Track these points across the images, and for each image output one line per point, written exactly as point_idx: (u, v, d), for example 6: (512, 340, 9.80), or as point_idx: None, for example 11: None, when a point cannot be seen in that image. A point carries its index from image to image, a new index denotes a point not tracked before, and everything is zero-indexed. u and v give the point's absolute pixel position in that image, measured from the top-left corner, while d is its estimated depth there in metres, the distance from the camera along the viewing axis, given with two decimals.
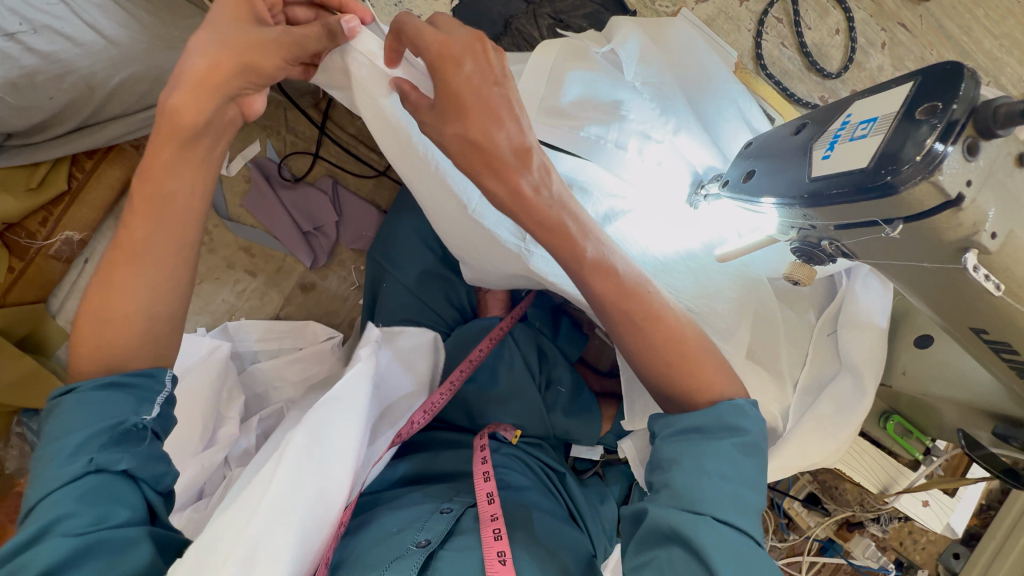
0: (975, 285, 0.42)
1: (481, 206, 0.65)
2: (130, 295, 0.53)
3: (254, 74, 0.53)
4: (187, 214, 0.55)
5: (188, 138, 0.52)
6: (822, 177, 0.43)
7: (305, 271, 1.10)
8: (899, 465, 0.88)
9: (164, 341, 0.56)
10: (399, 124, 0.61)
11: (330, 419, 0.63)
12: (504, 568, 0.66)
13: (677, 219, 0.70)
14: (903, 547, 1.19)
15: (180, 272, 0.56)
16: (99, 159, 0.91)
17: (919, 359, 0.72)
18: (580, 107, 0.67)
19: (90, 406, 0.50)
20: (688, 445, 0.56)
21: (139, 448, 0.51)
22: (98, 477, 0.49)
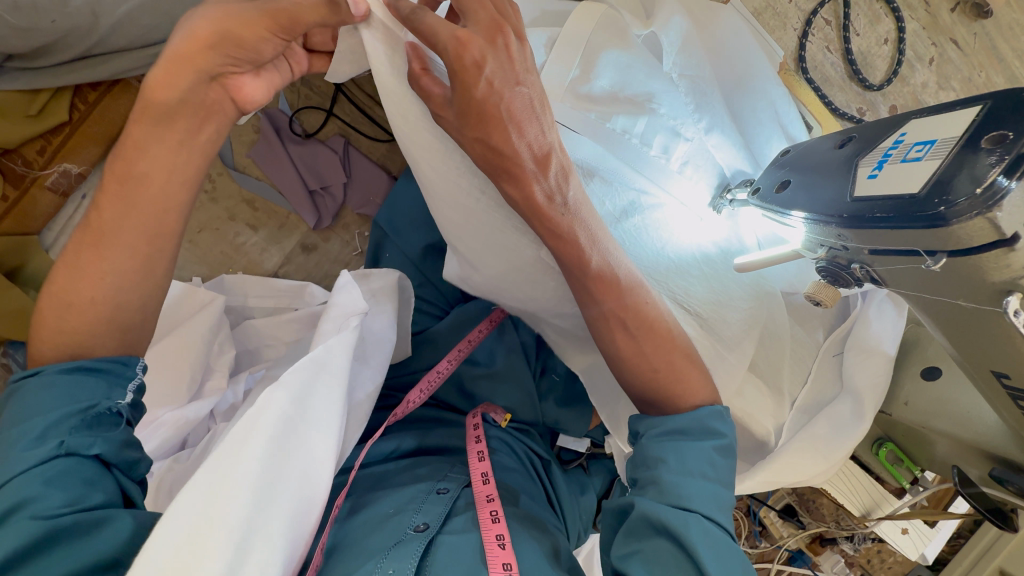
0: (1009, 331, 0.39)
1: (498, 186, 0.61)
2: (97, 282, 0.53)
3: (235, 48, 0.48)
4: (159, 201, 0.53)
5: (162, 116, 0.50)
6: (867, 199, 0.40)
7: (308, 231, 1.07)
8: (884, 490, 0.86)
9: (134, 327, 0.55)
10: None
11: (313, 389, 0.61)
12: (505, 553, 0.67)
13: (700, 220, 0.67)
14: (870, 565, 1.22)
15: (154, 262, 0.55)
16: (103, 92, 0.87)
17: (923, 391, 0.71)
18: (612, 94, 0.63)
19: (58, 391, 0.50)
20: (676, 443, 0.56)
21: (111, 433, 0.51)
22: (68, 460, 0.48)
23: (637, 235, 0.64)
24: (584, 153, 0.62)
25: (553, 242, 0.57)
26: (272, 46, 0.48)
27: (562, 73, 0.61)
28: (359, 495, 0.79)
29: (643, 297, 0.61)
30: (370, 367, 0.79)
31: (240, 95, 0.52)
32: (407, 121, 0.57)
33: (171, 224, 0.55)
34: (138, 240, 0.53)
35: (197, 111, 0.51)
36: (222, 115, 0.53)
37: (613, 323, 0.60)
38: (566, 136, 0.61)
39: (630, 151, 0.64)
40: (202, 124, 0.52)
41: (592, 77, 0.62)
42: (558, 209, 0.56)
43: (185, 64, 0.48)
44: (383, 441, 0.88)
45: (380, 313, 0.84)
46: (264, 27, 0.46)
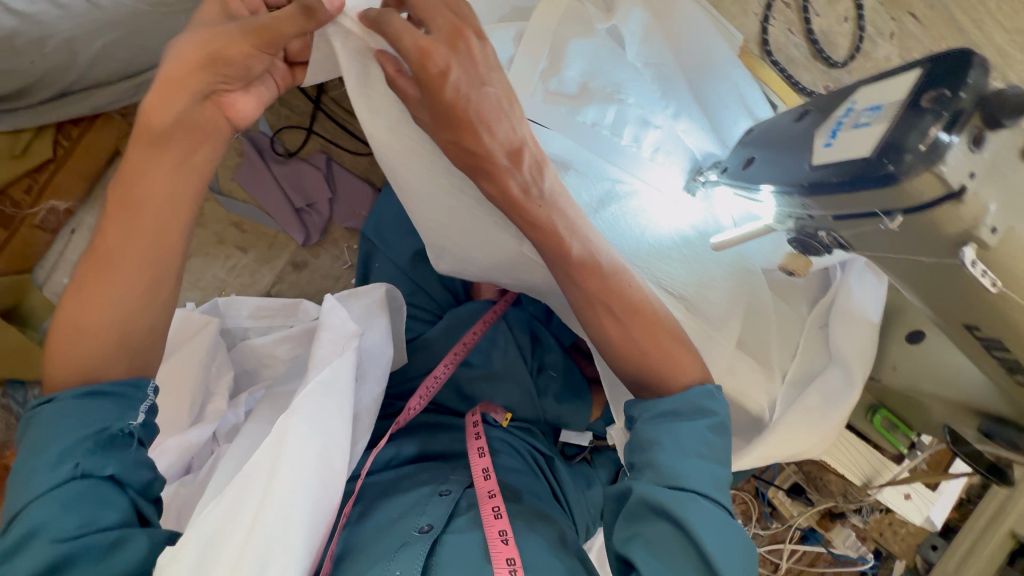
0: (971, 280, 0.39)
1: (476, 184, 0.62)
2: (109, 308, 0.54)
3: (221, 66, 0.49)
4: (157, 225, 0.54)
5: (157, 138, 0.51)
6: (823, 166, 0.41)
7: (297, 249, 1.08)
8: (884, 457, 0.86)
9: (142, 352, 0.56)
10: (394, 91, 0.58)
11: (321, 404, 0.64)
12: (508, 549, 0.68)
13: (677, 204, 0.69)
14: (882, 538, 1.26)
15: (158, 285, 0.56)
16: (85, 127, 0.89)
17: (909, 354, 0.71)
18: (581, 87, 0.64)
19: (73, 415, 0.51)
20: (668, 425, 0.56)
21: (124, 454, 0.52)
22: (84, 483, 0.49)
23: (616, 224, 0.66)
24: (559, 145, 0.63)
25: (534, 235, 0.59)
26: (256, 61, 0.50)
27: (532, 65, 0.62)
28: (366, 502, 0.80)
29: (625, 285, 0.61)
30: (370, 386, 0.81)
31: (231, 113, 0.54)
32: (385, 128, 0.59)
33: (172, 247, 0.56)
34: (139, 266, 0.54)
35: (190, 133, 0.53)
36: (214, 135, 0.54)
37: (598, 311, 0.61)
38: (537, 130, 0.61)
39: (602, 143, 0.65)
40: (195, 147, 0.54)
41: (560, 70, 0.63)
42: (533, 200, 0.57)
43: (175, 87, 0.49)
44: (386, 447, 0.90)
45: (375, 328, 0.86)
46: (245, 45, 0.48)
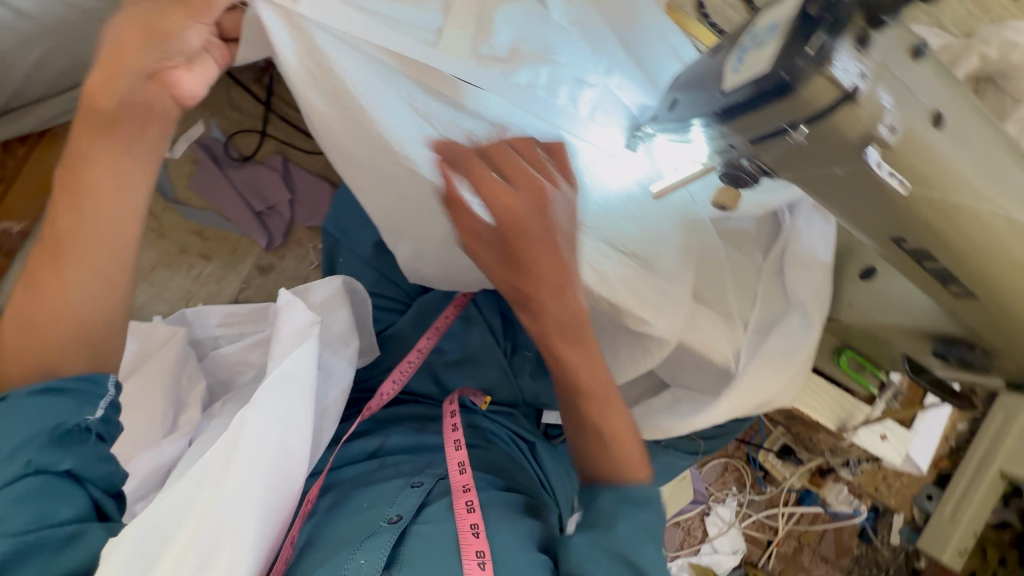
0: (883, 184, 0.41)
1: (415, 148, 0.62)
2: (65, 297, 0.53)
3: (161, 41, 0.51)
4: (111, 210, 0.54)
5: (108, 121, 0.52)
6: (735, 89, 0.40)
7: (262, 252, 1.08)
8: (856, 400, 0.86)
9: (99, 343, 0.56)
10: (329, 60, 0.58)
11: (280, 396, 0.67)
12: (478, 540, 0.70)
13: (619, 160, 0.68)
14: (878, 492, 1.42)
15: (114, 272, 0.56)
16: (30, 144, 0.92)
17: (864, 291, 0.73)
18: (512, 51, 0.63)
19: (26, 413, 0.49)
20: (626, 511, 0.62)
21: (83, 448, 0.51)
22: (39, 479, 0.48)
23: None
24: (493, 108, 0.63)
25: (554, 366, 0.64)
26: (194, 32, 0.52)
27: (461, 34, 0.61)
28: (339, 491, 0.84)
29: (619, 422, 0.66)
30: (333, 384, 0.83)
31: (179, 92, 0.55)
32: (330, 99, 0.61)
33: (125, 234, 0.55)
34: (97, 255, 0.54)
35: (138, 112, 0.53)
36: (162, 113, 0.55)
37: (591, 434, 0.66)
38: (468, 95, 0.62)
39: (539, 104, 0.64)
40: (139, 126, 0.54)
41: (491, 35, 0.63)
42: (567, 344, 0.62)
43: (118, 67, 0.50)
44: (362, 439, 0.92)
45: (337, 320, 0.88)
46: (181, 14, 0.51)
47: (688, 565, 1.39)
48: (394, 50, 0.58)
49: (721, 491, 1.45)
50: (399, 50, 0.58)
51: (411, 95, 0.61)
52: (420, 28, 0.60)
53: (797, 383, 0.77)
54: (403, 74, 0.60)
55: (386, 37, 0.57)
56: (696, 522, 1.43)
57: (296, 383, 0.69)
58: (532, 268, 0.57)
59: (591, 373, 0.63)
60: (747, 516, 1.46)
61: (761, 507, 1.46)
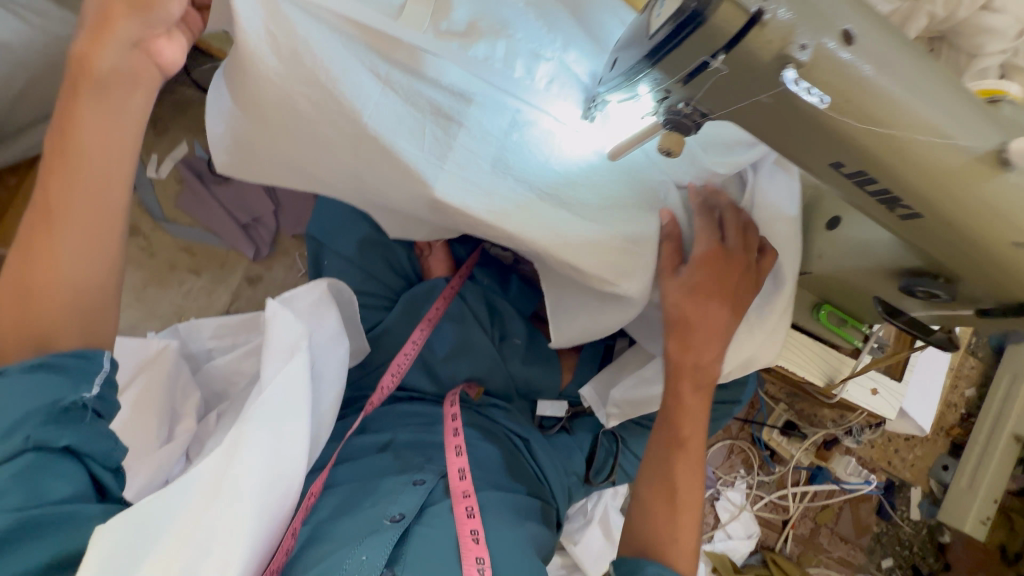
0: (803, 101, 0.44)
1: (376, 112, 0.63)
2: (62, 264, 0.56)
3: (145, 11, 0.53)
4: (101, 173, 0.57)
5: (98, 87, 0.54)
6: (658, 30, 0.45)
7: (250, 264, 1.11)
8: (841, 355, 0.88)
9: (94, 315, 0.60)
10: (294, 30, 0.58)
11: (276, 407, 0.73)
12: (479, 546, 0.74)
13: (579, 131, 0.71)
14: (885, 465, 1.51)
15: (105, 238, 0.58)
16: (22, 175, 1.02)
17: (832, 241, 0.74)
18: (472, 26, 0.67)
19: (22, 389, 0.52)
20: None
21: (78, 427, 0.55)
22: (37, 454, 0.52)
23: (518, 155, 0.69)
24: (452, 77, 0.65)
25: (674, 406, 0.76)
26: (175, 3, 0.54)
27: (421, 10, 0.64)
28: (342, 493, 0.82)
29: (692, 488, 0.76)
30: (328, 392, 0.85)
31: (163, 61, 0.57)
32: (293, 67, 0.59)
33: (115, 201, 0.58)
34: (85, 218, 0.56)
35: (126, 81, 0.55)
36: (149, 82, 0.57)
37: (659, 488, 0.76)
38: (430, 65, 0.64)
39: (496, 74, 0.67)
40: (123, 98, 0.55)
41: (449, 13, 0.66)
42: (688, 385, 0.76)
43: (105, 35, 0.53)
44: (360, 439, 0.93)
45: (326, 322, 0.90)
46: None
47: (703, 553, 1.36)
48: (358, 22, 0.61)
49: (729, 474, 1.44)
50: (359, 18, 0.61)
51: (377, 65, 0.63)
52: (382, 4, 0.63)
53: (779, 340, 0.77)
54: (366, 43, 0.62)
55: (350, 8, 0.61)
56: (706, 508, 1.41)
57: (293, 393, 0.75)
58: (703, 305, 0.72)
59: (695, 422, 0.76)
60: (758, 499, 1.44)
61: (772, 489, 1.45)
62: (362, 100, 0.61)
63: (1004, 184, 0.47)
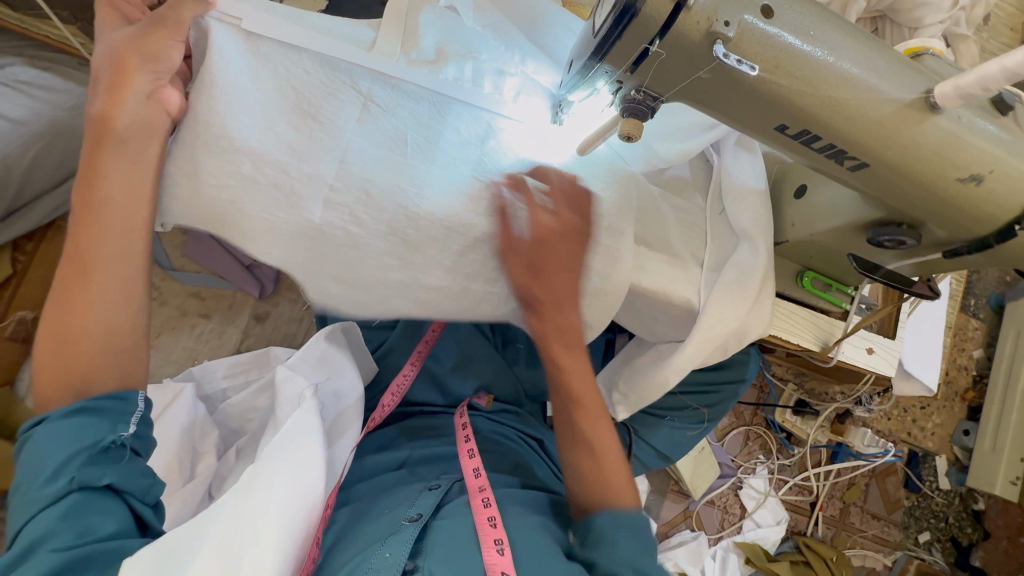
0: (737, 73, 0.50)
1: (364, 120, 0.69)
2: (87, 311, 0.61)
3: (152, 63, 0.61)
4: (122, 217, 0.61)
5: (118, 140, 0.61)
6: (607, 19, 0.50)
7: (257, 302, 1.17)
8: (831, 320, 0.91)
9: (126, 355, 0.63)
10: (288, 63, 0.67)
11: (294, 442, 0.78)
12: (497, 530, 0.73)
13: (547, 136, 0.76)
14: (909, 436, 1.51)
15: (130, 279, 0.63)
16: (39, 239, 1.08)
17: (801, 208, 0.79)
18: (439, 51, 0.74)
19: (63, 432, 0.57)
20: (626, 534, 0.70)
21: (119, 463, 0.59)
22: (81, 493, 0.56)
23: (491, 162, 0.73)
24: (424, 97, 0.72)
25: (555, 372, 0.77)
26: (176, 50, 0.62)
27: (392, 43, 0.72)
28: (352, 509, 0.84)
29: (604, 436, 0.77)
30: (343, 433, 0.90)
31: (173, 108, 0.63)
32: (282, 93, 0.66)
33: (137, 239, 0.63)
34: (114, 263, 0.61)
35: (142, 129, 0.61)
36: (161, 130, 0.62)
37: (581, 449, 0.77)
38: (403, 89, 0.71)
39: (462, 94, 0.73)
40: (140, 144, 0.61)
41: (417, 41, 0.73)
42: (563, 347, 0.76)
43: (122, 92, 0.61)
44: (372, 459, 0.94)
45: (344, 371, 0.97)
46: (163, 36, 0.61)
47: (733, 544, 1.35)
48: (328, 55, 0.69)
49: (749, 461, 1.43)
50: (338, 55, 0.69)
51: (359, 86, 0.69)
52: (355, 39, 0.71)
53: (765, 306, 0.80)
54: (341, 68, 0.69)
55: (322, 42, 0.68)
56: (731, 499, 1.41)
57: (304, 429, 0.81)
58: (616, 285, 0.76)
59: (582, 380, 0.76)
60: (782, 483, 1.44)
61: (794, 471, 1.45)
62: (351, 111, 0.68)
63: (934, 128, 0.53)
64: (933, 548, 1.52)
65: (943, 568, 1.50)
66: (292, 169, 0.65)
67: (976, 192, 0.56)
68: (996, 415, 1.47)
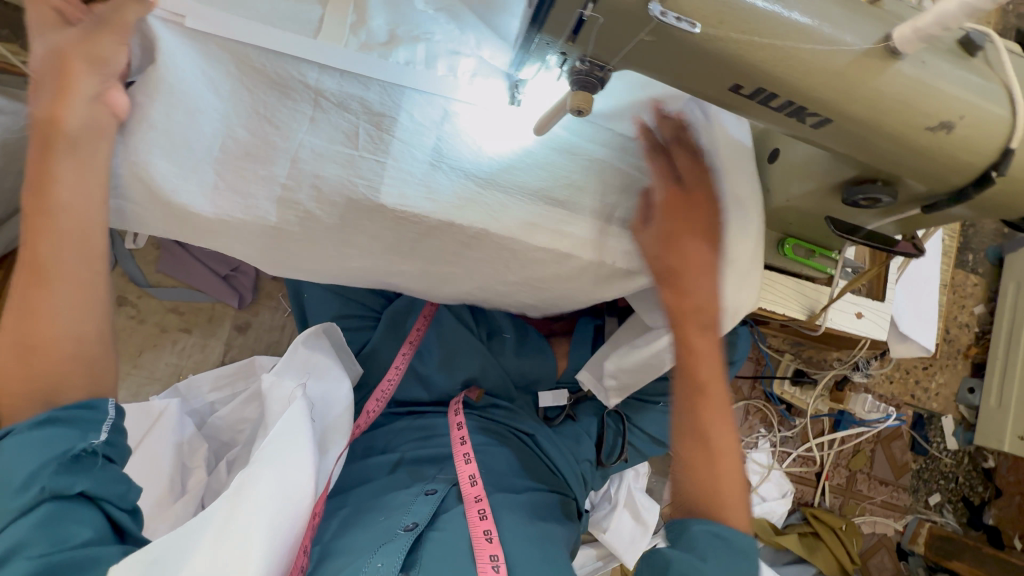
0: (677, 32, 0.47)
1: (319, 114, 0.67)
2: (53, 317, 0.58)
3: (100, 66, 0.59)
4: (79, 224, 0.59)
5: (70, 142, 0.58)
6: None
7: (237, 313, 1.16)
8: (817, 286, 0.89)
9: (95, 358, 0.61)
10: (235, 61, 0.65)
11: (280, 449, 0.75)
12: (491, 545, 0.76)
13: (503, 118, 0.73)
14: (914, 398, 1.49)
15: (93, 285, 0.61)
16: (8, 266, 1.10)
17: (775, 172, 0.75)
18: (391, 32, 0.70)
19: (30, 443, 0.54)
20: (717, 547, 0.64)
21: (92, 471, 0.58)
22: (54, 502, 0.55)
23: (448, 149, 0.70)
24: (374, 85, 0.68)
25: (685, 354, 0.70)
26: (125, 54, 0.60)
27: (339, 23, 0.68)
28: (345, 513, 0.83)
29: (724, 434, 0.69)
30: (339, 435, 0.89)
31: (120, 109, 0.61)
32: (233, 89, 0.66)
33: (97, 244, 0.61)
34: (76, 268, 0.59)
35: (92, 132, 0.59)
36: (112, 131, 0.61)
37: (697, 444, 0.68)
38: (352, 79, 0.68)
39: (413, 77, 0.70)
40: (94, 146, 0.59)
41: (367, 21, 0.69)
42: (696, 328, 0.69)
43: (68, 93, 0.58)
44: (367, 462, 0.93)
45: (331, 370, 0.94)
46: (109, 39, 0.59)
47: None
48: (274, 48, 0.65)
49: (750, 436, 1.41)
50: (282, 46, 0.65)
51: (305, 75, 0.66)
52: (301, 21, 0.67)
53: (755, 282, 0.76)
54: (289, 59, 0.66)
55: (265, 33, 0.65)
56: None
57: (293, 433, 0.78)
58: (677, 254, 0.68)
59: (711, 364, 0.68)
60: (786, 455, 1.42)
61: (797, 443, 1.43)
62: (303, 107, 0.67)
63: (896, 74, 0.50)
64: (945, 509, 1.50)
65: (956, 529, 1.49)
66: (263, 170, 0.67)
67: (946, 141, 0.53)
68: (1001, 368, 1.44)
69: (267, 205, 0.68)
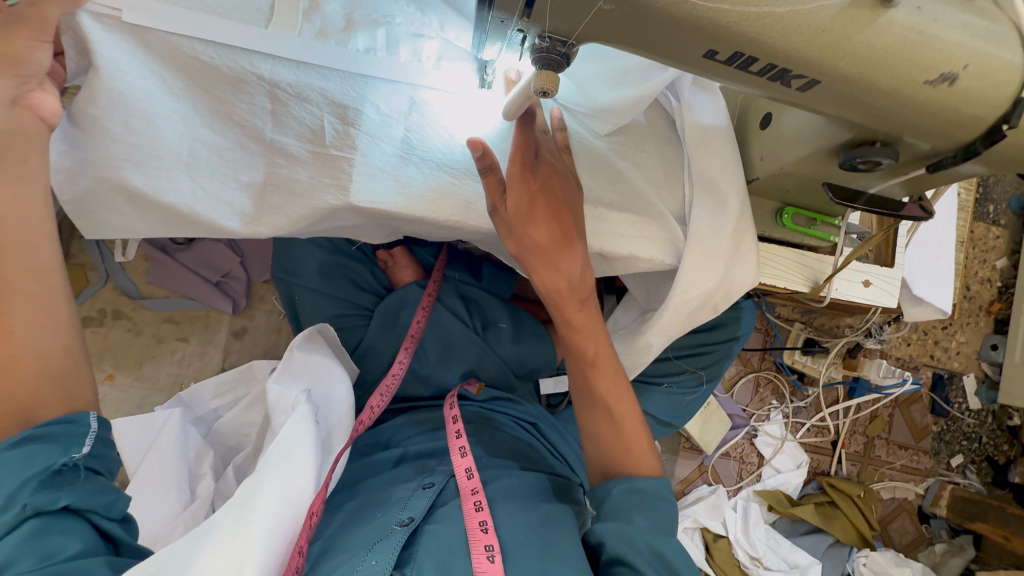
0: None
1: (277, 108, 0.64)
2: (11, 338, 0.55)
3: (16, 65, 0.55)
4: (20, 236, 0.57)
5: None
6: None
7: (232, 318, 1.16)
8: (819, 256, 0.85)
9: (66, 376, 0.59)
10: (187, 61, 0.61)
11: (276, 453, 0.75)
12: (487, 536, 0.74)
13: (475, 105, 0.70)
14: (935, 359, 1.44)
15: (53, 301, 0.59)
16: None
17: (767, 139, 0.72)
18: (349, 14, 0.65)
19: (8, 462, 0.51)
20: (642, 507, 0.67)
21: (75, 484, 0.55)
22: (39, 518, 0.52)
23: (418, 141, 0.67)
24: (335, 78, 0.65)
25: (566, 331, 0.72)
26: (43, 52, 0.56)
27: (291, 9, 0.63)
28: (346, 511, 0.82)
29: (621, 398, 0.73)
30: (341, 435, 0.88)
31: (47, 113, 0.58)
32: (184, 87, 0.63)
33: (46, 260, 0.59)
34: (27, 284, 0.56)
35: (17, 139, 0.56)
36: (36, 137, 0.57)
37: (599, 412, 0.72)
38: (309, 72, 0.64)
39: (374, 66, 0.66)
40: (24, 154, 0.57)
41: (320, 5, 0.64)
42: (575, 304, 0.71)
43: None
44: (369, 459, 0.92)
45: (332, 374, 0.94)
46: (25, 37, 0.54)
47: (753, 493, 1.33)
48: (222, 40, 0.61)
49: (762, 408, 1.38)
50: (237, 40, 0.61)
51: (263, 71, 0.63)
52: (250, 10, 0.63)
53: (748, 258, 0.74)
54: (235, 48, 0.62)
55: (212, 26, 0.61)
56: (747, 448, 1.38)
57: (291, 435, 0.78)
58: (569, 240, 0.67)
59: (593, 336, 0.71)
60: (799, 426, 1.40)
61: (811, 413, 1.40)
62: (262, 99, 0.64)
63: (890, 23, 0.45)
64: (967, 470, 1.46)
65: (979, 489, 1.43)
66: (229, 176, 0.65)
67: (950, 94, 0.48)
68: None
69: (238, 207, 0.66)
